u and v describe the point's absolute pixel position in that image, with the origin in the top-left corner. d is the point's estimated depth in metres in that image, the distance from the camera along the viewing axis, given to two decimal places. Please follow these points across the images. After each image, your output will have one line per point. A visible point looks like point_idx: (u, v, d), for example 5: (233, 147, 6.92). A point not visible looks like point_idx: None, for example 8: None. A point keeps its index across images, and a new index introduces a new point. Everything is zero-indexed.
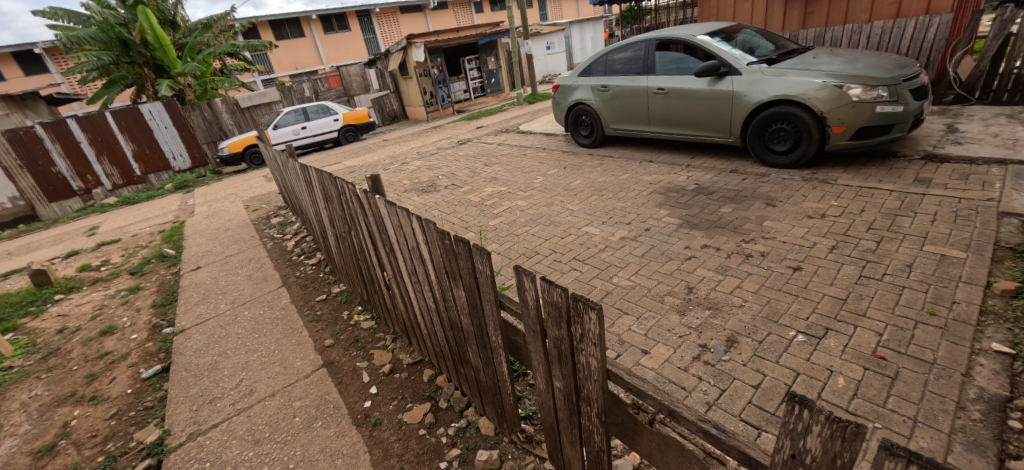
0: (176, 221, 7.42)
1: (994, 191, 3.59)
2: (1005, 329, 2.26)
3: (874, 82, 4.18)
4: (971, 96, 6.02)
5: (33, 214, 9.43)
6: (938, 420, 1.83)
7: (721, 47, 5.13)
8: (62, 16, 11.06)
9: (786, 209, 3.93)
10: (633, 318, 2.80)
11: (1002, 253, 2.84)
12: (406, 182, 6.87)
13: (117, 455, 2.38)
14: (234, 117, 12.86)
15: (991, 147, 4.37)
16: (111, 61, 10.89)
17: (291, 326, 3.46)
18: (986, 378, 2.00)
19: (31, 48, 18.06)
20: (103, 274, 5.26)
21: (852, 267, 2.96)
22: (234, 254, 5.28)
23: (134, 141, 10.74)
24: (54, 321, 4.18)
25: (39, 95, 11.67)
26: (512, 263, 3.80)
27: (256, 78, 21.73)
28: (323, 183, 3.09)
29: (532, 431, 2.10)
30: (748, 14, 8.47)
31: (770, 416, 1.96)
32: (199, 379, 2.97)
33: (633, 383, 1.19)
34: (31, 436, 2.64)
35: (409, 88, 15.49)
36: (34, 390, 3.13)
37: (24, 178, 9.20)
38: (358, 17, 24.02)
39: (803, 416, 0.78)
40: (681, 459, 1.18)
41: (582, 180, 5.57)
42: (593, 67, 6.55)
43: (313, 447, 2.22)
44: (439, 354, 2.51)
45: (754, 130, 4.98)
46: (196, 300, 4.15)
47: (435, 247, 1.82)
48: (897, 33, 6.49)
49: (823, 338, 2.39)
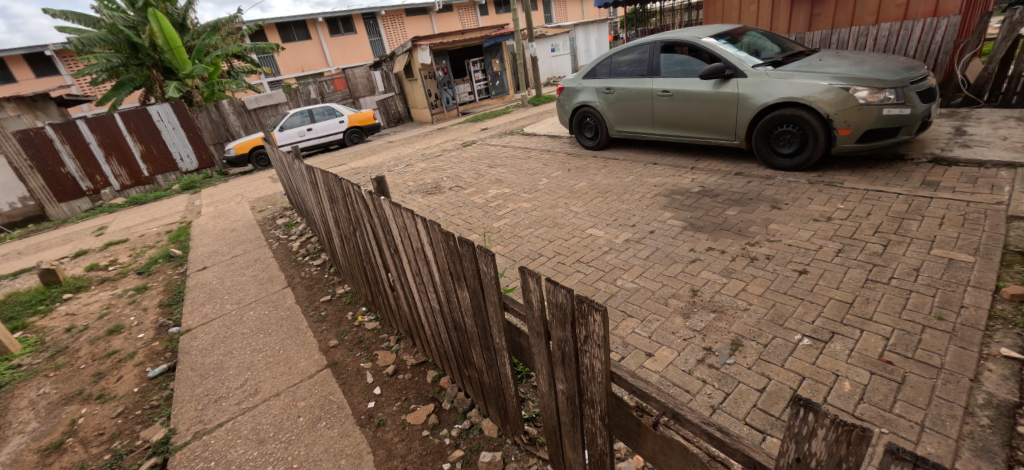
0: (183, 222, 7.49)
1: (1003, 194, 3.55)
2: (1015, 334, 2.23)
3: (881, 84, 4.15)
4: (979, 98, 5.96)
5: (43, 214, 9.62)
6: (947, 425, 1.81)
7: (726, 49, 5.12)
8: (72, 19, 11.21)
9: (792, 212, 3.91)
10: (637, 321, 2.79)
11: (1011, 257, 2.81)
12: (411, 184, 6.89)
13: (122, 454, 2.39)
14: (241, 119, 12.88)
15: (1000, 150, 4.33)
16: (120, 64, 11.06)
17: (296, 327, 3.48)
18: (995, 383, 1.98)
19: (42, 50, 18.34)
20: (111, 274, 5.32)
21: (859, 271, 2.94)
22: (239, 254, 5.33)
23: (142, 142, 10.86)
24: (62, 320, 4.22)
25: (49, 97, 11.80)
26: (516, 265, 3.81)
27: (262, 80, 21.92)
28: (329, 184, 3.11)
29: (534, 433, 2.09)
30: (754, 16, 8.43)
31: (775, 420, 1.95)
32: (204, 378, 2.99)
33: (637, 385, 1.19)
34: (39, 434, 2.67)
35: (414, 89, 15.58)
36: (43, 388, 3.16)
37: (35, 178, 9.39)
38: (364, 20, 24.23)
39: (807, 419, 0.78)
40: (685, 462, 1.18)
41: (587, 182, 5.57)
42: (598, 69, 6.55)
43: (317, 447, 2.23)
44: (442, 355, 2.52)
45: (760, 133, 4.96)
46: (203, 301, 4.19)
47: (439, 249, 1.83)
48: (904, 35, 6.46)
49: (829, 342, 2.37)
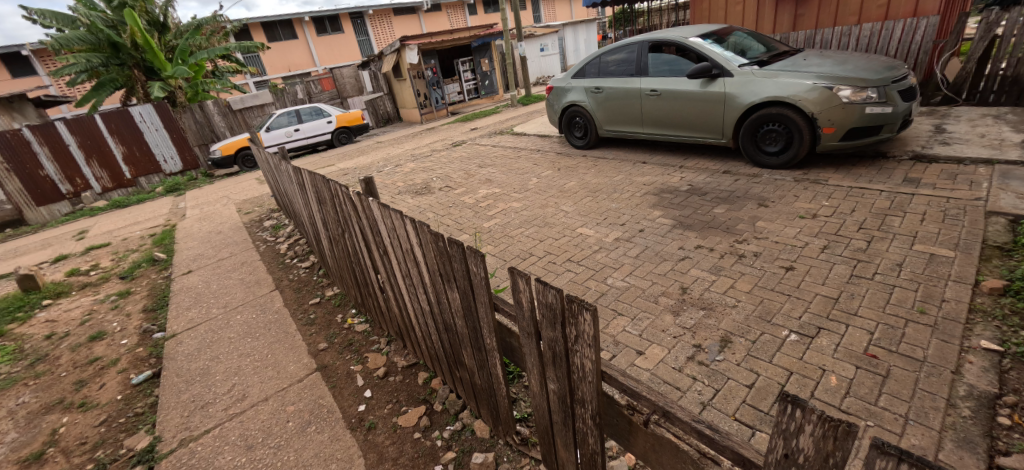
0: (167, 224, 7.36)
1: (981, 190, 3.64)
2: (994, 327, 2.28)
3: (863, 83, 4.23)
4: (958, 96, 6.13)
5: (21, 219, 9.23)
6: (930, 417, 1.85)
7: (713, 49, 5.17)
8: (49, 19, 10.92)
9: (779, 209, 3.96)
10: (627, 319, 2.81)
11: (990, 252, 2.88)
12: (400, 185, 6.83)
13: (106, 463, 2.34)
14: (226, 119, 12.71)
15: (978, 147, 4.44)
16: (100, 64, 10.79)
17: (284, 330, 3.43)
18: (975, 375, 2.03)
19: (19, 50, 17.98)
20: (92, 279, 5.20)
21: (843, 267, 2.99)
22: (226, 258, 5.23)
23: (124, 144, 10.63)
24: (42, 327, 4.12)
25: (26, 98, 11.43)
26: (506, 265, 3.80)
27: (248, 80, 21.63)
28: (317, 186, 3.06)
29: (526, 433, 2.10)
30: (740, 17, 8.54)
31: (764, 416, 1.97)
32: (190, 384, 2.93)
33: (628, 384, 1.20)
34: (18, 444, 2.60)
35: (403, 89, 15.38)
36: (22, 397, 3.08)
37: (12, 181, 9.02)
38: (352, 20, 24.04)
39: (795, 415, 0.78)
40: (676, 460, 1.19)
41: (577, 181, 5.58)
42: (586, 69, 6.57)
43: (307, 453, 2.20)
44: (433, 357, 2.50)
45: (746, 131, 5.01)
46: (188, 305, 4.11)
47: (429, 250, 1.82)
48: (885, 35, 6.56)
49: (816, 337, 2.40)
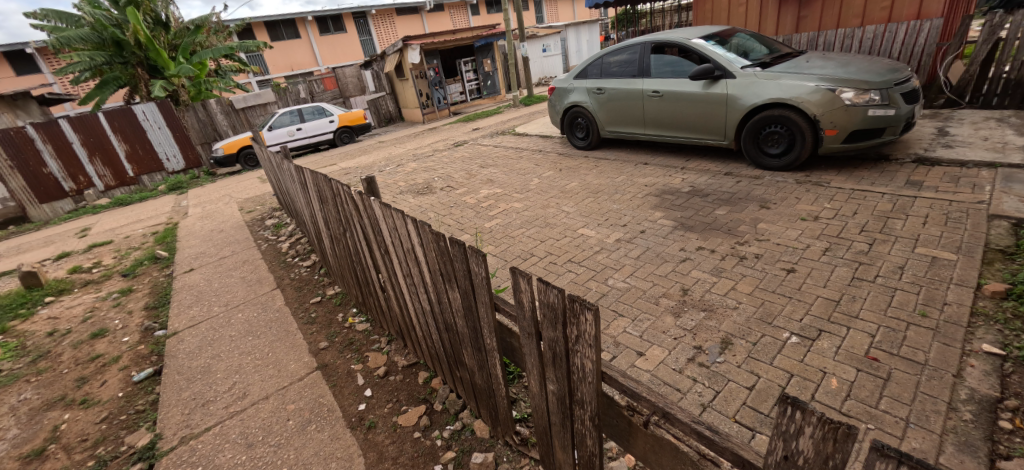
0: (169, 223, 7.38)
1: (983, 194, 3.62)
2: (996, 330, 2.28)
3: (866, 86, 4.22)
4: (960, 99, 6.14)
5: (23, 215, 9.25)
6: (931, 421, 1.85)
7: (715, 50, 5.17)
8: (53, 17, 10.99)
9: (780, 211, 3.95)
10: (628, 320, 2.80)
11: (991, 255, 2.87)
12: (402, 184, 6.83)
13: (106, 460, 2.35)
14: (229, 118, 12.82)
15: (981, 151, 4.43)
16: (104, 62, 10.81)
17: (285, 328, 3.44)
18: (976, 379, 2.02)
19: (24, 48, 18.03)
20: (94, 276, 5.22)
21: (845, 269, 2.98)
22: (227, 256, 5.24)
23: (127, 141, 10.67)
24: (43, 324, 4.13)
25: (30, 96, 11.47)
26: (506, 265, 3.80)
27: (251, 79, 21.66)
28: (318, 185, 3.08)
29: (526, 434, 2.10)
30: (743, 18, 8.52)
31: (764, 418, 1.97)
32: (190, 382, 2.94)
33: (628, 385, 1.20)
34: (20, 440, 2.60)
35: (405, 89, 15.39)
36: (23, 393, 3.09)
37: (14, 178, 9.04)
38: (354, 19, 24.10)
39: (795, 417, 0.78)
40: (675, 460, 1.19)
41: (578, 182, 5.58)
42: (588, 70, 6.58)
43: (307, 451, 2.21)
44: (433, 356, 2.50)
45: (748, 133, 5.01)
46: (189, 303, 4.12)
47: (430, 250, 1.82)
48: (888, 37, 6.55)
49: (816, 340, 2.40)
